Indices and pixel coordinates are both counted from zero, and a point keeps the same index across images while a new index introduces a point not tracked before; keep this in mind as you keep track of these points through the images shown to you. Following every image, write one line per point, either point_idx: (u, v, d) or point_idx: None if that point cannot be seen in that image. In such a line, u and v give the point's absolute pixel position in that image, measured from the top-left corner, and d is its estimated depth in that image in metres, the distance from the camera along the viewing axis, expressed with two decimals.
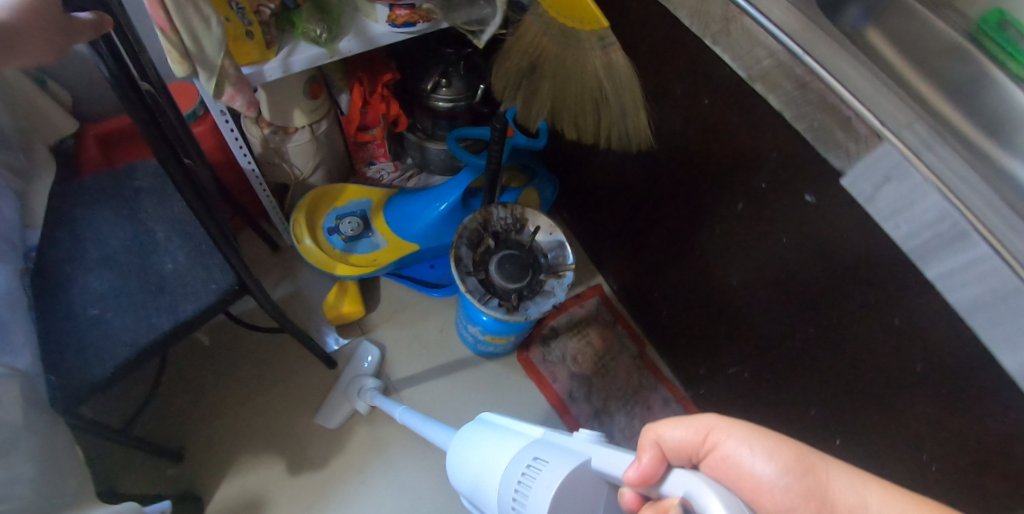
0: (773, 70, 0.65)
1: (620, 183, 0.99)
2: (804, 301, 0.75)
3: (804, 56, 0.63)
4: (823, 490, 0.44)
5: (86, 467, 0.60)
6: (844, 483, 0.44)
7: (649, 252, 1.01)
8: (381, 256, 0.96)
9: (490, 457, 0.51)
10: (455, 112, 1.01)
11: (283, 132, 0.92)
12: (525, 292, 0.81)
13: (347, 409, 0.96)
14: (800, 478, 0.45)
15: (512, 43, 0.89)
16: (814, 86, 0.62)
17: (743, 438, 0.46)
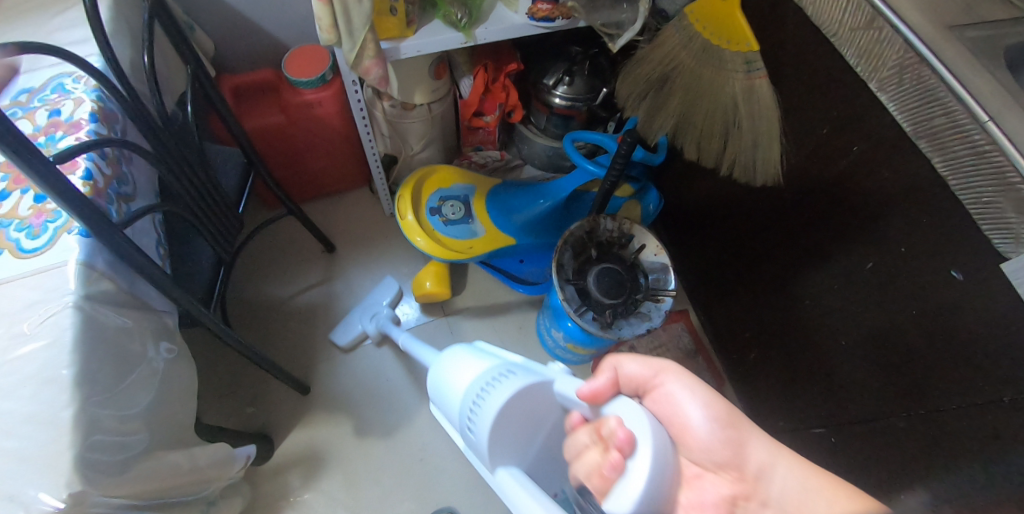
0: (942, 128, 0.57)
1: (733, 213, 0.95)
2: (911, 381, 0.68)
3: (987, 122, 0.54)
4: (741, 443, 0.54)
5: (187, 404, 0.64)
6: (760, 445, 0.54)
7: (750, 283, 0.96)
8: (477, 245, 0.95)
9: (455, 369, 0.53)
10: (572, 112, 0.99)
11: (402, 107, 0.94)
12: (621, 310, 0.80)
13: (358, 329, 1.02)
14: (724, 428, 0.54)
15: (646, 52, 0.88)
16: (993, 157, 0.53)
17: (683, 385, 0.56)
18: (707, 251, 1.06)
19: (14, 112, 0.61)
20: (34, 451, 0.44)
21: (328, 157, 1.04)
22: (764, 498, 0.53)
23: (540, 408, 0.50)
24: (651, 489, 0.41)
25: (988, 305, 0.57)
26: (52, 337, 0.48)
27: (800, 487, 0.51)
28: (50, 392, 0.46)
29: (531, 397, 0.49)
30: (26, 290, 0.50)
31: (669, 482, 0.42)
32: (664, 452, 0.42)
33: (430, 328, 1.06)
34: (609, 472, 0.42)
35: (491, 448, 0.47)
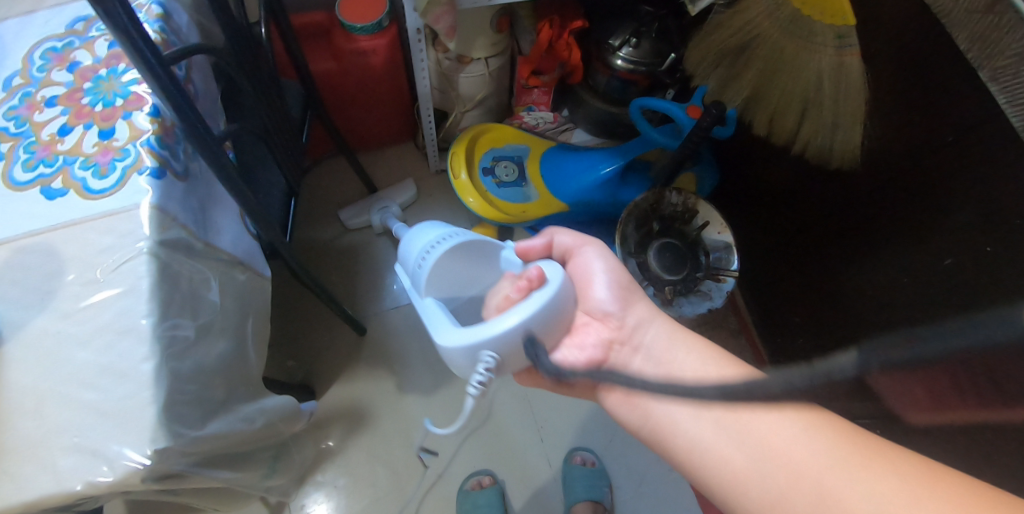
0: None
1: (798, 192, 0.92)
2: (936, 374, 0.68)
3: None
4: (634, 306, 0.60)
5: (253, 355, 0.63)
6: (646, 310, 0.60)
7: (784, 233, 0.98)
8: (531, 209, 0.98)
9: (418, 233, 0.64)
10: (634, 76, 0.95)
11: (459, 61, 0.89)
12: (681, 287, 0.85)
13: (365, 218, 1.05)
14: (624, 292, 0.60)
15: (729, 17, 0.82)
16: None
17: (601, 254, 0.62)
18: (749, 206, 1.06)
19: (71, 41, 0.57)
20: (114, 404, 0.43)
21: (378, 107, 0.99)
22: (635, 345, 0.58)
23: (478, 265, 0.58)
24: (545, 315, 0.48)
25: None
26: (126, 285, 0.46)
27: (668, 336, 0.58)
28: (129, 346, 0.44)
29: (474, 253, 0.58)
30: (98, 235, 0.48)
31: (561, 323, 0.51)
32: (564, 296, 0.50)
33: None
34: (513, 296, 0.50)
35: (429, 277, 0.56)
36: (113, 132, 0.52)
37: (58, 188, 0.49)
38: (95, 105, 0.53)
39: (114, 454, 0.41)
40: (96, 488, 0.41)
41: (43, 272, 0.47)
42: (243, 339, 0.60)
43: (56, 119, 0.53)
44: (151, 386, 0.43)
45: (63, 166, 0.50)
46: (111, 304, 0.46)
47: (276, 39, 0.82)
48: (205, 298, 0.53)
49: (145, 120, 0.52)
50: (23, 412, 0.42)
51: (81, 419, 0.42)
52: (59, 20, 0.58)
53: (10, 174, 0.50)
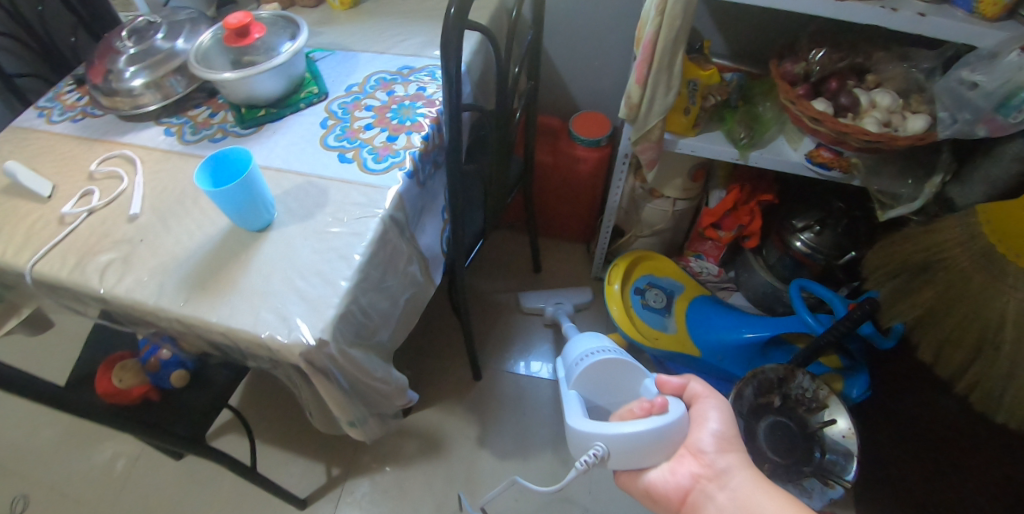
0: None
1: (950, 439, 0.82)
2: None
3: None
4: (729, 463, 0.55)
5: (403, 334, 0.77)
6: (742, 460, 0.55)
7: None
8: (664, 339, 1.00)
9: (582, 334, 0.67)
10: (808, 260, 0.99)
11: (650, 193, 1.04)
12: (780, 472, 0.78)
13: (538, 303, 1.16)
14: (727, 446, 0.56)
15: (920, 234, 0.84)
16: None
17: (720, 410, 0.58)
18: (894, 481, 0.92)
19: (396, 79, 0.80)
20: (312, 295, 0.58)
21: (567, 203, 1.17)
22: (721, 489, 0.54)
23: (624, 385, 0.60)
24: (649, 435, 0.51)
25: None
26: (355, 231, 0.63)
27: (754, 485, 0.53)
28: (341, 267, 0.60)
29: (620, 375, 0.59)
30: (360, 194, 0.67)
31: (662, 451, 0.52)
32: (672, 431, 0.51)
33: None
34: (633, 412, 0.54)
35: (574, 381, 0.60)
36: (397, 139, 0.72)
37: (349, 157, 0.71)
38: (393, 119, 0.74)
39: (297, 323, 0.56)
40: (276, 341, 0.55)
41: (314, 200, 0.67)
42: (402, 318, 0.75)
43: (366, 119, 0.75)
44: (339, 299, 0.58)
45: (357, 146, 0.72)
46: (343, 237, 0.63)
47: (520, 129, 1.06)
48: (396, 269, 0.69)
49: (418, 140, 0.72)
50: (259, 273, 0.61)
51: (288, 295, 0.58)
52: (394, 64, 0.83)
53: (325, 139, 0.73)
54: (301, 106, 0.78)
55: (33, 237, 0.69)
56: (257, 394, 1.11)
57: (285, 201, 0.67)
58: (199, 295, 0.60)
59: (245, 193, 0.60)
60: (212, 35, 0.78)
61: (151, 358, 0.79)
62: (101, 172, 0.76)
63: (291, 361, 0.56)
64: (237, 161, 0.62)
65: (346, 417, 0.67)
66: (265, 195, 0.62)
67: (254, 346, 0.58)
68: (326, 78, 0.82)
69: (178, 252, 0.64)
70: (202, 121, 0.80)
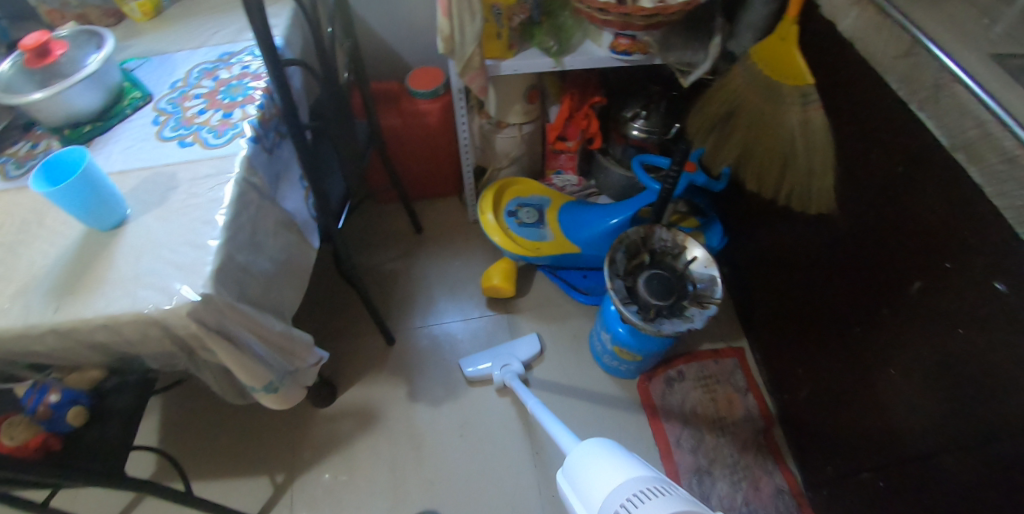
0: (980, 141, 0.62)
1: (786, 246, 0.98)
2: (940, 386, 0.68)
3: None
4: None
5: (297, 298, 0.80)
6: None
7: (850, 407, 0.85)
8: (545, 247, 1.10)
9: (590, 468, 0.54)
10: (646, 144, 1.12)
11: (497, 125, 1.13)
12: (664, 311, 0.89)
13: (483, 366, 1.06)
14: None
15: (718, 89, 0.98)
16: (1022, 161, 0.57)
17: None
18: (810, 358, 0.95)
19: (219, 65, 0.82)
20: (185, 262, 0.60)
21: (431, 158, 1.22)
22: None
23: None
24: None
25: (1003, 310, 0.60)
26: (213, 199, 0.65)
27: None
28: (206, 230, 0.62)
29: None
30: (208, 167, 0.68)
31: None
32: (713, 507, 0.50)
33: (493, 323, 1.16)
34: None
35: None
36: (232, 114, 0.74)
37: (190, 141, 0.72)
38: (224, 99, 0.77)
39: (178, 285, 0.58)
40: (160, 311, 0.57)
41: (163, 186, 0.68)
42: (290, 281, 0.77)
43: (197, 106, 0.77)
44: (212, 256, 0.60)
45: (195, 131, 0.73)
46: (201, 206, 0.65)
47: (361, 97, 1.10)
48: (266, 231, 0.71)
49: (253, 110, 0.75)
50: (127, 261, 0.62)
51: (161, 269, 0.60)
52: (212, 53, 0.84)
53: (161, 133, 0.74)
54: (128, 112, 0.78)
55: None
56: (167, 434, 1.05)
57: (136, 195, 0.67)
58: (70, 299, 0.60)
59: (86, 187, 0.60)
60: (11, 63, 0.75)
61: (38, 406, 0.72)
62: None
63: (182, 325, 0.58)
64: (71, 162, 0.62)
65: (262, 384, 0.69)
66: (112, 189, 0.63)
67: (142, 325, 0.59)
68: (146, 81, 0.82)
69: (35, 273, 0.63)
70: (25, 154, 0.77)
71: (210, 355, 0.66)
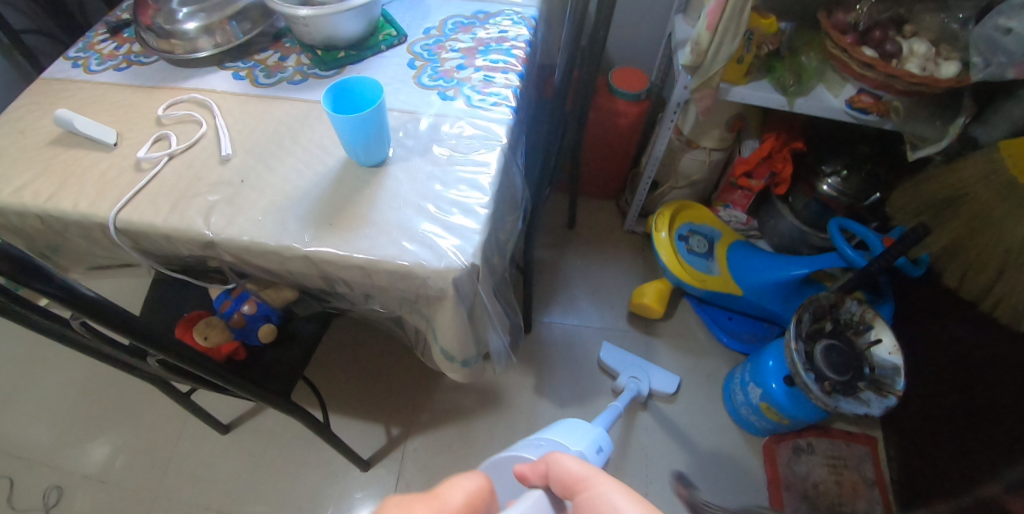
0: None
1: (968, 350, 0.93)
2: None
3: None
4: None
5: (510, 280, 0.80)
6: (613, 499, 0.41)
7: None
8: (710, 280, 1.11)
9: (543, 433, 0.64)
10: (833, 202, 1.06)
11: (687, 144, 1.10)
12: (840, 388, 0.86)
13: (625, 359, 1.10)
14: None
15: (948, 172, 0.91)
16: None
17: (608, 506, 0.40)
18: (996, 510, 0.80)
19: (474, 22, 0.80)
20: (452, 223, 0.59)
21: (604, 159, 1.22)
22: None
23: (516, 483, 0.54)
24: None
25: None
26: (484, 161, 0.64)
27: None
28: (476, 196, 0.61)
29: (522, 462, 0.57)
30: (474, 127, 0.67)
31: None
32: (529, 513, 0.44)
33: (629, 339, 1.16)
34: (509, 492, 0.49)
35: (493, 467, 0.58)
36: (494, 78, 0.73)
37: (453, 95, 0.71)
38: (483, 60, 0.75)
39: (453, 246, 0.57)
40: (424, 266, 0.56)
41: (426, 136, 0.67)
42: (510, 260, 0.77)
43: (455, 60, 0.75)
44: (481, 225, 0.59)
45: (456, 86, 0.72)
46: (469, 168, 0.64)
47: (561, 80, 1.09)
48: (509, 205, 0.70)
49: (516, 79, 0.73)
50: (391, 205, 0.61)
51: (428, 223, 0.59)
52: (467, 8, 0.82)
53: (420, 79, 0.73)
54: (382, 47, 0.77)
55: (108, 184, 0.65)
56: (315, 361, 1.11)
57: (398, 139, 0.67)
58: (328, 230, 0.59)
59: (371, 123, 0.59)
60: None
61: (233, 313, 0.73)
62: (171, 116, 0.71)
63: (439, 288, 0.57)
64: (358, 93, 0.61)
65: (463, 357, 0.68)
66: (386, 128, 0.62)
67: (395, 277, 0.58)
68: (400, 20, 0.80)
69: (288, 192, 0.63)
70: (272, 64, 0.77)
71: (430, 319, 0.65)
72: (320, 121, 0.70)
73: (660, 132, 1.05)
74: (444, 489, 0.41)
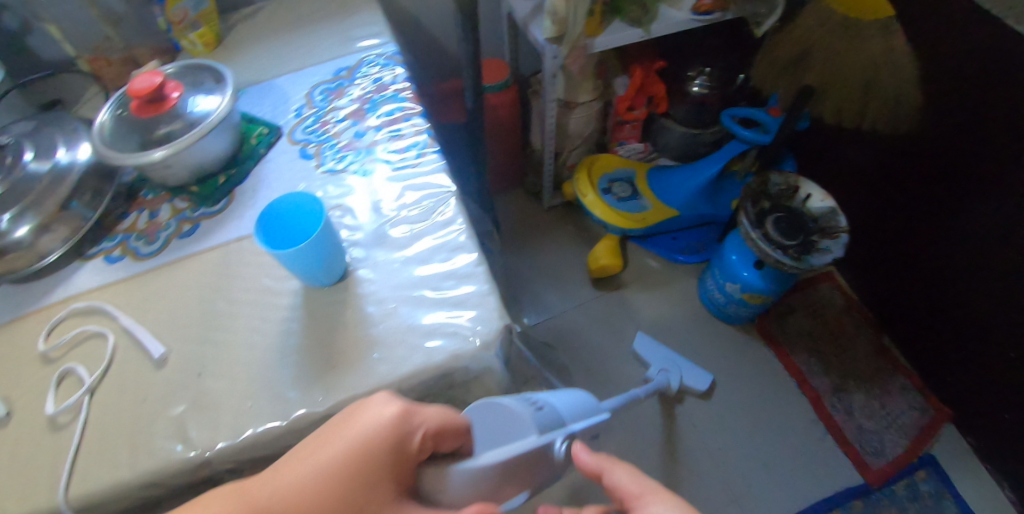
0: None
1: (861, 173, 1.11)
2: None
3: None
4: None
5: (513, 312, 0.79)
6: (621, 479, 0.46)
7: (968, 319, 0.99)
8: (649, 215, 1.17)
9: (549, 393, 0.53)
10: (706, 99, 1.12)
11: (567, 106, 1.09)
12: (801, 249, 0.95)
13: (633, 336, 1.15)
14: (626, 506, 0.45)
15: (787, 33, 1.05)
16: None
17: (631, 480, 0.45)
18: (957, 290, 0.98)
19: (342, 82, 0.75)
20: (457, 295, 0.55)
21: (499, 153, 1.20)
22: None
23: (496, 443, 0.47)
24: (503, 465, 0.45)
25: None
26: (447, 216, 0.60)
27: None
28: (462, 256, 0.57)
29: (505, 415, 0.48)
30: (415, 190, 0.62)
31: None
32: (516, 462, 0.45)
33: (607, 301, 1.19)
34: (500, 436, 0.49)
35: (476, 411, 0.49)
36: (401, 130, 0.68)
37: (370, 166, 0.65)
38: (377, 117, 0.69)
39: (475, 321, 0.53)
40: (461, 354, 0.51)
41: (373, 222, 0.60)
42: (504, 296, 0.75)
43: (348, 129, 0.69)
44: (486, 283, 0.55)
45: (368, 156, 0.66)
46: (437, 233, 0.59)
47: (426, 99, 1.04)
48: None
49: (421, 121, 0.68)
50: (384, 313, 0.54)
51: (434, 311, 0.54)
52: (326, 71, 0.77)
53: (323, 165, 0.66)
54: (262, 150, 0.69)
55: (17, 469, 0.49)
56: None
57: (347, 240, 0.59)
58: (334, 376, 0.51)
59: (324, 237, 0.51)
60: (110, 113, 0.64)
61: None
62: (57, 346, 0.56)
63: (484, 366, 0.53)
64: (289, 215, 0.53)
65: None
66: (336, 237, 0.55)
67: (433, 381, 0.52)
68: (264, 114, 0.73)
69: (263, 356, 0.53)
70: (145, 226, 0.65)
71: None
72: (244, 262, 0.60)
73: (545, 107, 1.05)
74: (420, 410, 0.46)
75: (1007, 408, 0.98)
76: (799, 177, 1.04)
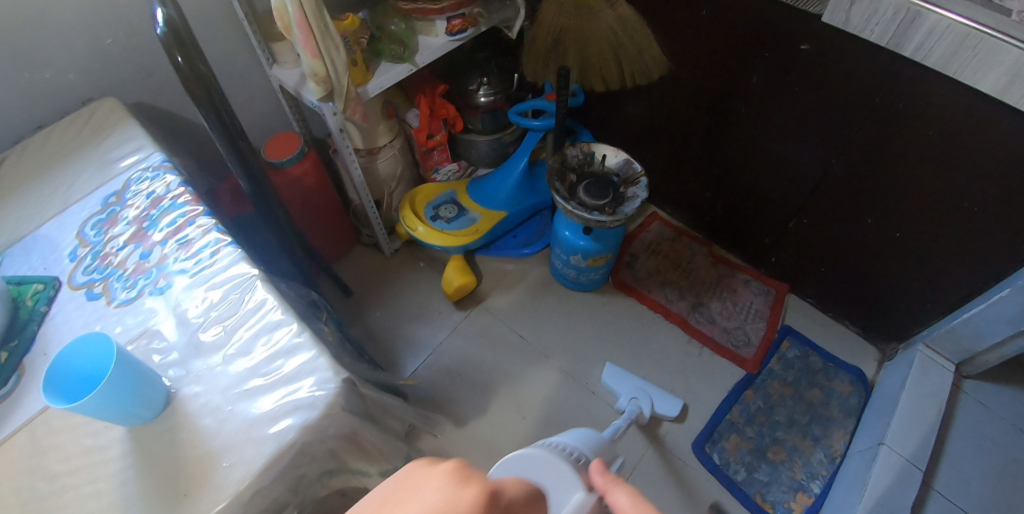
0: None
1: (646, 121, 1.31)
2: (820, 138, 1.00)
3: None
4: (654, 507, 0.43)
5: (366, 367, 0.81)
6: None
7: (767, 201, 1.19)
8: (482, 224, 1.25)
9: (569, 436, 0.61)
10: (495, 104, 1.24)
11: (370, 154, 1.15)
12: (614, 202, 1.07)
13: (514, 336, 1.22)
14: None
15: (537, 28, 1.13)
16: None
17: None
18: (750, 186, 1.20)
19: (113, 210, 0.72)
20: (287, 370, 0.55)
21: (326, 217, 1.21)
22: None
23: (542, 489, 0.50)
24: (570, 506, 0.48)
25: (820, 60, 0.91)
26: (256, 300, 0.60)
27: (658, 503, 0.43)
28: (283, 331, 0.58)
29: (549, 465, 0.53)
30: (217, 288, 0.62)
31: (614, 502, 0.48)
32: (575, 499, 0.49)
33: (479, 315, 1.25)
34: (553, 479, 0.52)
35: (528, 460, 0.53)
36: (187, 235, 0.67)
37: (164, 283, 0.63)
38: (158, 232, 0.68)
39: (314, 386, 0.53)
40: (311, 421, 0.52)
41: (183, 335, 0.59)
42: (350, 355, 0.77)
43: (132, 254, 0.67)
44: (314, 347, 0.56)
45: (159, 273, 0.64)
46: (251, 320, 0.59)
47: (224, 194, 1.04)
48: (309, 315, 0.69)
49: (205, 219, 0.68)
50: (220, 419, 0.53)
51: (270, 393, 0.54)
52: (92, 204, 0.74)
53: (114, 299, 0.63)
54: (42, 308, 0.64)
55: None
56: None
57: (159, 365, 0.57)
58: (188, 502, 0.49)
59: (133, 376, 0.51)
60: None
61: None
62: None
63: (339, 425, 0.54)
64: (89, 372, 0.51)
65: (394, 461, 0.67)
66: (146, 368, 0.53)
67: (295, 461, 0.52)
68: (32, 271, 0.67)
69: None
70: None
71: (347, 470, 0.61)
72: (54, 432, 0.55)
73: (347, 163, 1.07)
74: None
75: (816, 261, 1.21)
76: (591, 143, 1.17)
